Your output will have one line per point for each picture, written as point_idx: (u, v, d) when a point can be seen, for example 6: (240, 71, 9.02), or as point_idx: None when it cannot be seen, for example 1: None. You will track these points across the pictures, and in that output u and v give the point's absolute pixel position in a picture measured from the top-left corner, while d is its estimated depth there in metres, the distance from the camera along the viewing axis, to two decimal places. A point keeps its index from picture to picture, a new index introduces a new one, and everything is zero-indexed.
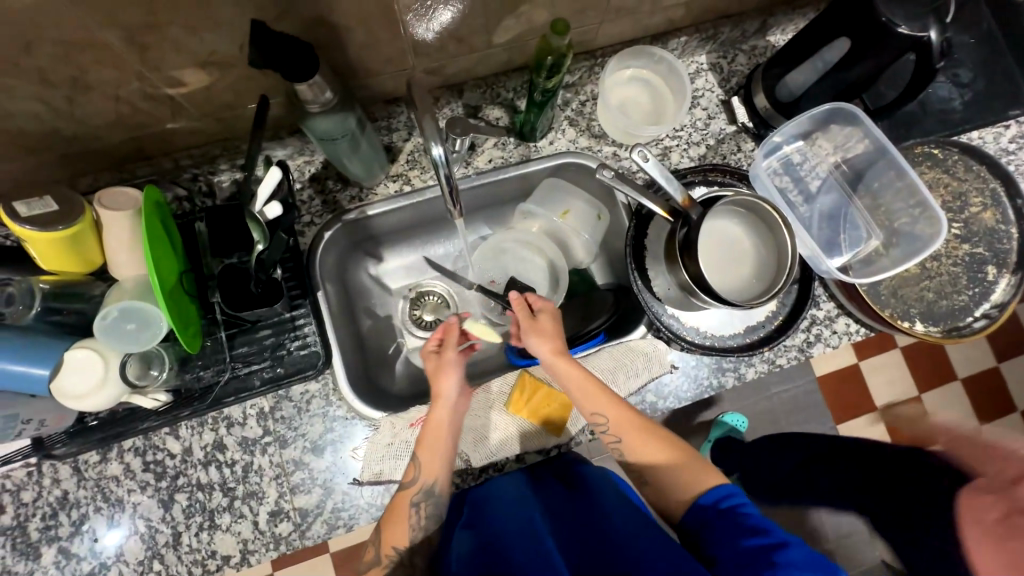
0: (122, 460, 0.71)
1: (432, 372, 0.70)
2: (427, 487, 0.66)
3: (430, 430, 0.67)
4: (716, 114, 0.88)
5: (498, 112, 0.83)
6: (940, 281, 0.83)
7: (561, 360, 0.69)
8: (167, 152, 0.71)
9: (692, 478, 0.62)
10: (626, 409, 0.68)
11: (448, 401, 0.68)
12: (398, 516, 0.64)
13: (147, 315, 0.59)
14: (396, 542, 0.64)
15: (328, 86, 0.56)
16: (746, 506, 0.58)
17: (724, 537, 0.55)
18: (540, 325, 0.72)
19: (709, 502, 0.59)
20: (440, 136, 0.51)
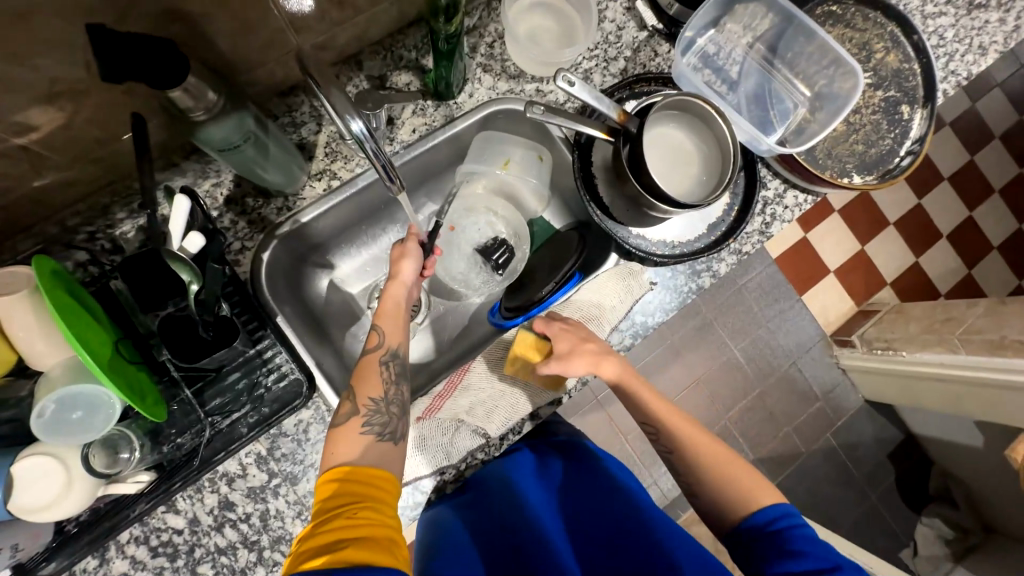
0: (126, 555, 0.65)
1: (394, 252, 0.72)
2: (396, 349, 0.67)
3: (387, 299, 0.69)
4: (625, 24, 0.85)
5: (406, 76, 0.77)
6: (865, 132, 0.87)
7: (603, 365, 0.72)
8: (50, 215, 0.61)
9: (749, 492, 0.64)
10: (672, 411, 0.72)
11: (406, 282, 0.71)
12: (368, 372, 0.64)
13: (96, 397, 0.53)
14: (370, 393, 0.63)
15: (208, 86, 0.49)
16: (801, 527, 0.60)
17: (771, 549, 0.58)
18: (566, 341, 0.73)
19: (762, 520, 0.61)
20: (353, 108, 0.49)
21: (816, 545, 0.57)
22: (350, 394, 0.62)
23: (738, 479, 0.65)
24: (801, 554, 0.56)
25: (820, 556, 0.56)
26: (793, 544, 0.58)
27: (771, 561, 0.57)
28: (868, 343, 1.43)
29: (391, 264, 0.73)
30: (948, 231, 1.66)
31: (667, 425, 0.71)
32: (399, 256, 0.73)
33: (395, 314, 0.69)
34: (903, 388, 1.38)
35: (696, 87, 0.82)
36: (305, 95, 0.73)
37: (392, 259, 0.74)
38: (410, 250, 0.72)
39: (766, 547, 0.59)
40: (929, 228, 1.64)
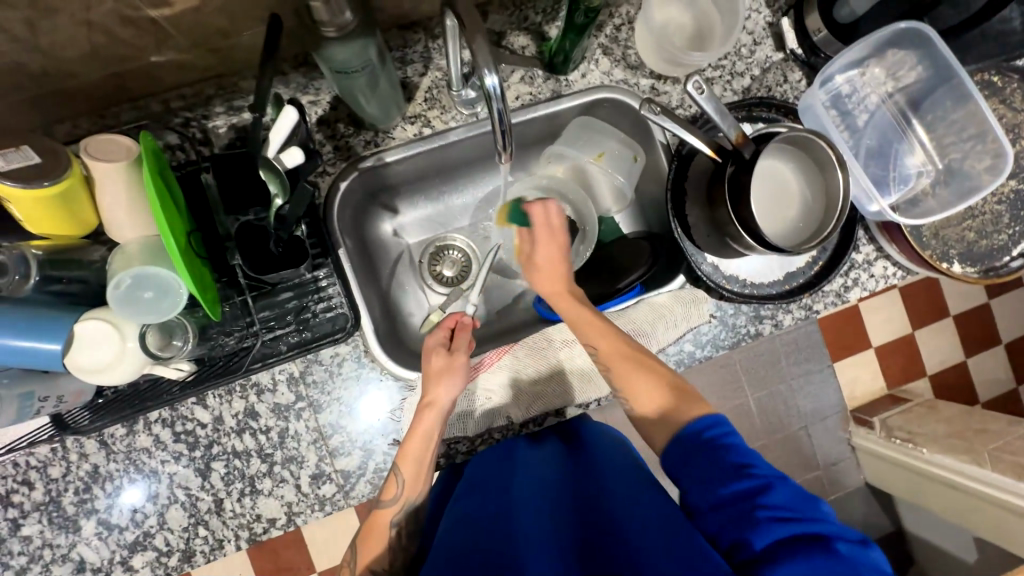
0: (151, 432, 0.68)
1: (434, 369, 0.67)
2: (410, 504, 0.64)
3: (414, 438, 0.65)
4: (762, 40, 0.80)
5: (524, 39, 0.74)
6: (983, 220, 0.81)
7: (566, 300, 0.70)
8: (156, 92, 0.61)
9: (682, 412, 0.59)
10: (615, 338, 0.66)
11: (440, 410, 0.66)
12: (376, 533, 0.63)
13: (164, 281, 0.53)
14: (371, 561, 0.62)
15: (349, 6, 0.48)
16: (731, 438, 0.55)
17: (701, 474, 0.54)
18: (541, 235, 0.74)
19: (695, 431, 0.57)
20: (492, 62, 0.47)
21: (743, 456, 0.53)
22: (352, 560, 0.63)
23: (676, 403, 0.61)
24: (732, 476, 0.52)
25: (752, 472, 0.52)
26: (722, 463, 0.53)
27: (705, 489, 0.53)
28: (888, 429, 1.35)
29: (427, 382, 0.67)
30: (1011, 339, 1.56)
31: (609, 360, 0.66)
32: (442, 371, 0.68)
33: (420, 456, 0.64)
34: (913, 483, 1.32)
35: (821, 126, 0.76)
36: (424, 34, 0.71)
37: (429, 374, 0.68)
38: (455, 367, 0.68)
39: (698, 468, 0.54)
40: (994, 331, 1.55)
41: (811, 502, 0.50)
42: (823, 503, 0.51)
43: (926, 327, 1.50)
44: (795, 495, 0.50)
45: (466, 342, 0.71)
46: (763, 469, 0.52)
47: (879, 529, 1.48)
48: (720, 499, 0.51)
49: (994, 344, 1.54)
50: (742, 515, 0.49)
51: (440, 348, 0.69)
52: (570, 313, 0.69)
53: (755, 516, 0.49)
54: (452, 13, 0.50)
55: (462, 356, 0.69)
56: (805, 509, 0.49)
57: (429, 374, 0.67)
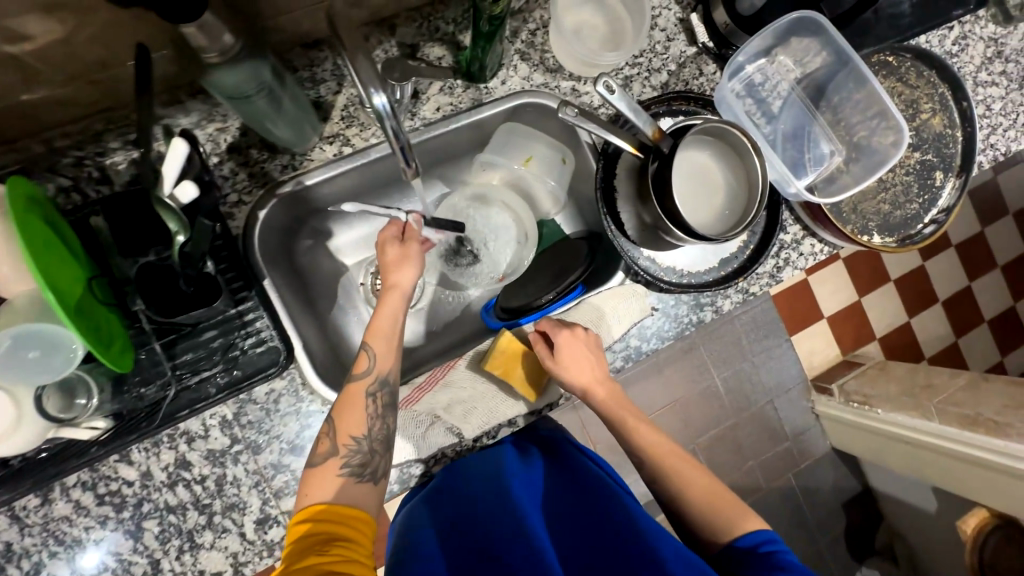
0: (70, 498, 0.63)
1: (392, 258, 0.68)
2: (385, 377, 0.64)
3: (384, 320, 0.66)
4: (675, 36, 0.82)
5: (439, 50, 0.72)
6: (894, 192, 0.85)
7: (596, 388, 0.72)
8: (35, 133, 0.57)
9: (738, 520, 0.62)
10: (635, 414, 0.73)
11: (404, 292, 0.68)
12: (354, 402, 0.61)
13: (52, 338, 0.49)
14: (352, 430, 0.60)
15: (226, 28, 0.45)
16: (783, 553, 0.56)
17: (748, 568, 0.56)
18: (567, 362, 0.70)
19: (748, 544, 0.58)
20: (378, 80, 0.45)
21: (783, 561, 0.54)
22: (331, 432, 0.60)
23: (719, 503, 0.64)
24: (775, 566, 0.54)
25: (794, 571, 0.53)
26: (768, 558, 0.55)
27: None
28: (845, 394, 1.40)
29: (388, 270, 0.68)
30: (944, 297, 1.66)
31: (626, 428, 0.72)
32: (399, 260, 0.68)
33: (391, 337, 0.65)
34: (869, 442, 1.39)
35: (736, 116, 0.78)
36: (330, 51, 0.69)
37: (385, 263, 0.69)
38: (410, 255, 0.69)
39: (743, 568, 0.56)
40: (929, 291, 1.64)
41: None
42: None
43: (869, 293, 1.58)
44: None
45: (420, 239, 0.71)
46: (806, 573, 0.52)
47: (847, 490, 1.54)
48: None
49: (930, 303, 1.64)
50: None
51: (395, 239, 0.69)
52: (599, 392, 0.72)
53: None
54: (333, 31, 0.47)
55: (415, 245, 0.70)
56: None
57: (387, 263, 0.68)
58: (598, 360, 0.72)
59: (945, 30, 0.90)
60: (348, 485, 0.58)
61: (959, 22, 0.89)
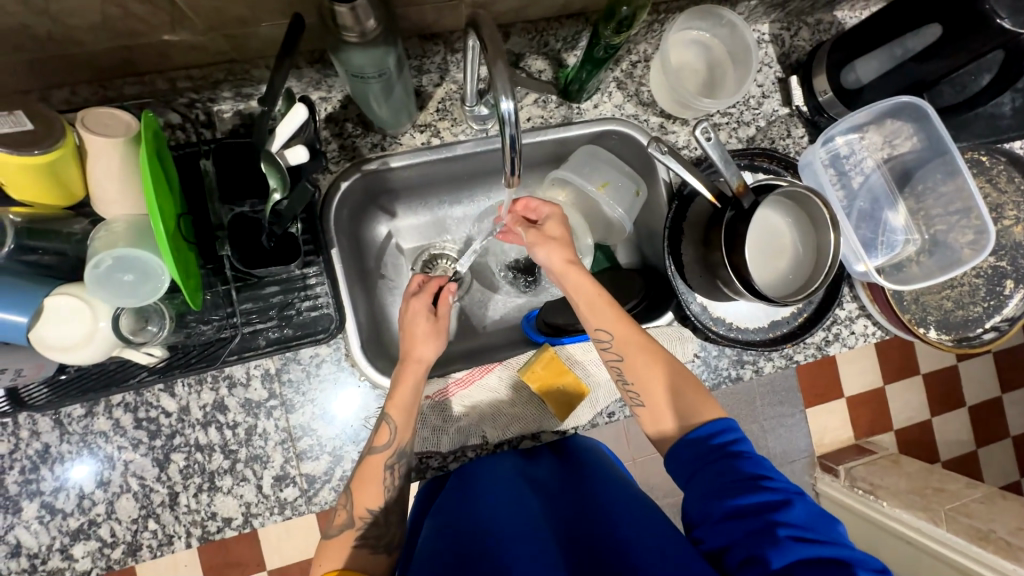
0: (111, 416, 0.65)
1: (419, 332, 0.68)
2: (403, 449, 0.64)
3: (404, 388, 0.66)
4: (770, 93, 0.83)
5: (542, 63, 0.75)
6: (960, 291, 0.84)
7: (569, 270, 0.69)
8: (162, 70, 0.60)
9: (695, 410, 0.62)
10: (631, 328, 0.67)
11: (423, 363, 0.68)
12: (369, 477, 0.63)
13: (148, 266, 0.51)
14: (368, 503, 0.62)
15: (373, 13, 0.48)
16: (741, 445, 0.58)
17: (712, 486, 0.56)
18: (548, 234, 0.72)
19: (704, 434, 0.60)
20: (510, 88, 0.46)
21: (757, 468, 0.56)
22: (348, 503, 0.62)
23: (673, 370, 0.65)
24: (745, 489, 0.54)
25: (774, 488, 0.54)
26: (735, 473, 0.55)
27: (719, 500, 0.54)
28: (852, 479, 1.37)
29: (407, 342, 0.68)
30: (975, 403, 1.61)
31: (628, 361, 0.66)
32: (422, 334, 0.68)
33: (409, 404, 0.65)
34: (872, 535, 1.33)
35: (817, 183, 0.78)
36: (444, 46, 0.70)
37: (410, 335, 0.69)
38: (439, 331, 0.69)
39: (705, 478, 0.57)
40: (961, 393, 1.60)
41: (829, 523, 0.52)
42: (840, 527, 0.53)
43: (898, 382, 1.53)
44: (815, 512, 0.53)
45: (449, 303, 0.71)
46: (781, 484, 0.54)
47: None
48: (733, 510, 0.53)
49: (960, 406, 1.59)
50: (766, 531, 0.50)
51: (426, 312, 0.70)
52: (585, 288, 0.69)
53: (773, 532, 0.50)
54: (474, 33, 0.49)
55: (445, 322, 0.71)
56: (821, 528, 0.51)
57: (414, 337, 0.68)
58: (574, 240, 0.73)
59: None
60: (361, 556, 0.59)
61: None
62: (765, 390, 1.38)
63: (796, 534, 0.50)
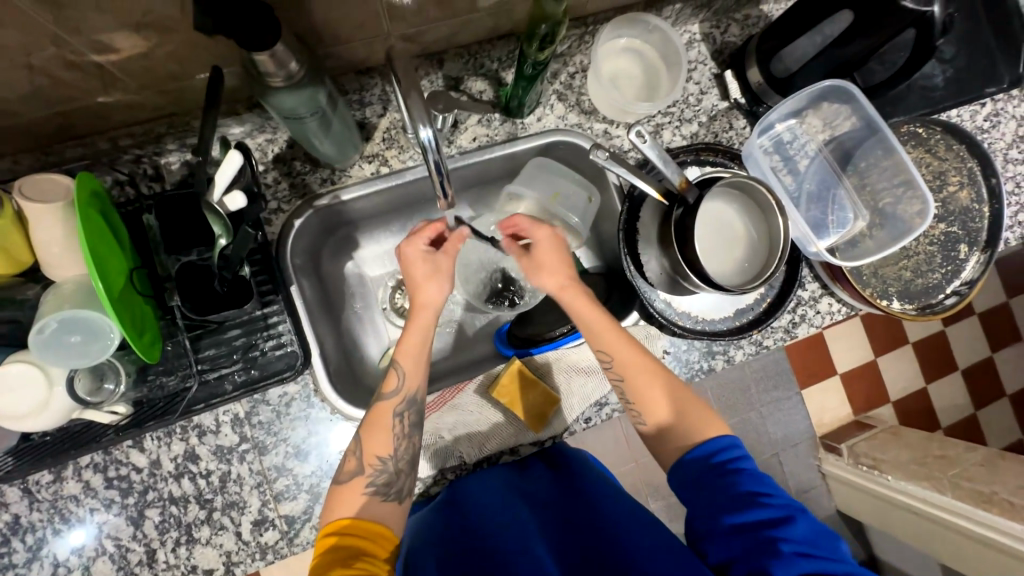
0: (81, 478, 0.65)
1: (421, 274, 0.66)
2: (411, 397, 0.63)
3: (413, 334, 0.65)
4: (708, 89, 0.85)
5: (480, 85, 0.76)
6: (916, 260, 0.85)
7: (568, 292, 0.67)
8: (103, 130, 0.62)
9: (698, 425, 0.62)
10: (635, 349, 0.65)
11: (430, 307, 0.66)
12: (381, 423, 0.62)
13: (96, 325, 0.52)
14: (377, 450, 0.61)
15: (294, 56, 0.49)
16: (746, 463, 0.58)
17: (715, 502, 0.55)
18: (541, 260, 0.68)
19: (703, 453, 0.59)
20: (427, 116, 0.48)
21: (758, 483, 0.55)
22: (357, 450, 0.61)
23: (676, 388, 0.65)
24: (748, 505, 0.54)
25: (775, 503, 0.54)
26: (737, 491, 0.55)
27: (723, 516, 0.54)
28: (854, 457, 1.36)
29: (413, 285, 0.66)
30: (966, 366, 1.61)
31: (632, 379, 0.65)
32: (429, 274, 0.66)
33: (416, 353, 0.64)
34: (878, 510, 1.32)
35: (761, 172, 0.81)
36: (380, 79, 0.72)
37: (413, 277, 0.67)
38: (441, 272, 0.66)
39: (709, 495, 0.56)
40: (951, 358, 1.60)
41: (831, 538, 0.53)
42: (842, 543, 0.53)
43: (886, 354, 1.53)
44: (817, 529, 0.52)
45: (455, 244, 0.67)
46: (782, 500, 0.54)
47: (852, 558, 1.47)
48: (735, 526, 0.53)
49: (951, 371, 1.60)
50: (767, 547, 0.51)
51: (423, 253, 0.66)
52: (584, 312, 0.66)
53: (775, 548, 0.50)
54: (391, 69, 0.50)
55: (446, 258, 0.67)
56: (821, 542, 0.51)
57: (414, 279, 0.66)
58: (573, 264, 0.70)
59: (976, 106, 0.91)
60: (372, 503, 0.59)
61: (991, 100, 0.91)
62: (755, 377, 1.38)
63: (797, 550, 0.50)
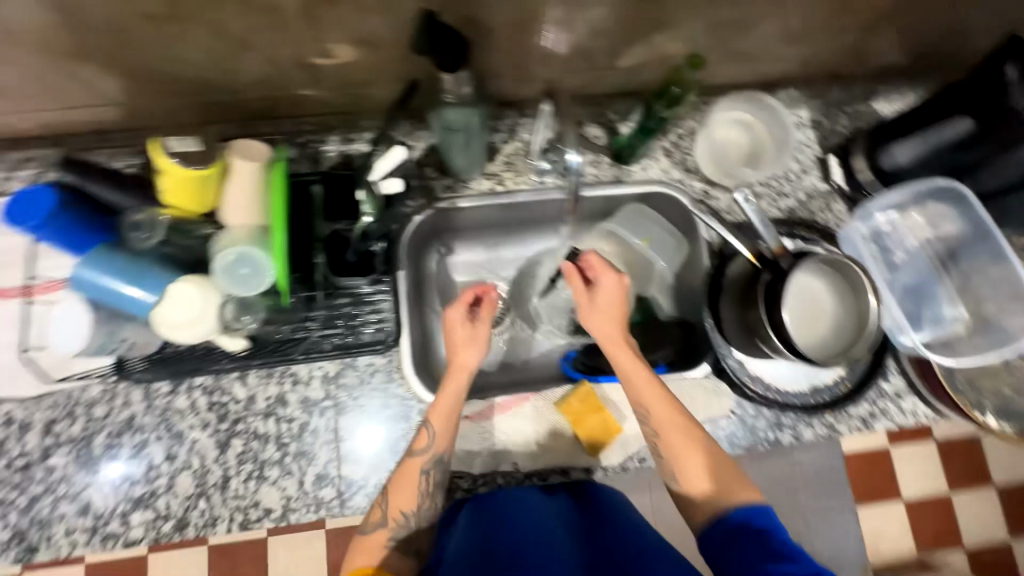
0: (190, 396, 0.74)
1: (459, 340, 0.69)
2: (439, 456, 0.65)
3: (445, 398, 0.67)
4: (809, 170, 0.89)
5: (598, 130, 0.85)
6: (1018, 379, 0.81)
7: (612, 340, 0.69)
8: (291, 116, 0.75)
9: (731, 491, 0.59)
10: (671, 404, 0.64)
11: (468, 370, 0.69)
12: (408, 479, 0.64)
13: (260, 263, 0.63)
14: (403, 505, 0.63)
15: (469, 83, 0.59)
16: (780, 531, 0.54)
17: (734, 561, 0.53)
18: (599, 303, 0.70)
19: (735, 519, 0.56)
20: (578, 144, 0.59)
21: (781, 541, 0.53)
22: (383, 503, 0.63)
23: (710, 451, 0.62)
24: (767, 560, 0.51)
25: (800, 561, 0.51)
26: (754, 547, 0.53)
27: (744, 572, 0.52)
28: None
29: (453, 350, 0.70)
30: None
31: (664, 435, 0.63)
32: (467, 339, 0.70)
33: (446, 413, 0.66)
34: None
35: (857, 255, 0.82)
36: (517, 111, 0.84)
37: (453, 342, 0.71)
38: (478, 338, 0.69)
39: (729, 555, 0.54)
40: None
41: None
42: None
43: None
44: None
45: (491, 308, 0.71)
46: (807, 559, 0.51)
47: None
48: None
49: None
50: None
51: (463, 320, 0.71)
52: (625, 361, 0.67)
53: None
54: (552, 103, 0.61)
55: (485, 327, 0.71)
56: None
57: (455, 343, 0.70)
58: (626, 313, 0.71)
59: None
60: (391, 557, 0.60)
61: None
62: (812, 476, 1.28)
63: None
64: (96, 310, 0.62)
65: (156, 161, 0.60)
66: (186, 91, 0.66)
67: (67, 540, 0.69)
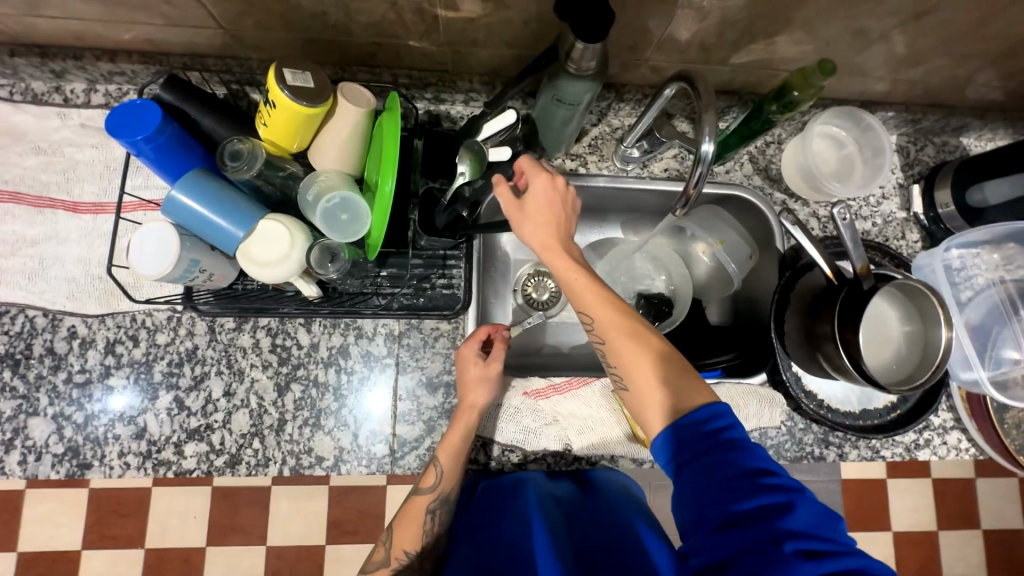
0: (254, 335, 0.73)
1: (470, 376, 0.69)
2: (446, 495, 0.66)
3: (456, 431, 0.67)
4: (890, 196, 0.88)
5: (685, 125, 0.84)
6: None
7: (549, 247, 0.62)
8: (391, 66, 0.73)
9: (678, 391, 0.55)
10: (616, 308, 0.59)
11: (476, 407, 0.69)
12: (414, 516, 0.65)
13: (360, 209, 0.61)
14: (407, 546, 0.65)
15: (597, 57, 0.58)
16: (735, 431, 0.53)
17: (710, 490, 0.51)
18: (531, 207, 0.62)
19: (695, 422, 0.53)
20: (713, 132, 0.58)
21: (760, 466, 0.51)
22: (388, 542, 0.65)
23: (657, 353, 0.57)
24: (747, 491, 0.50)
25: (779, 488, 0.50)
26: (732, 473, 0.50)
27: (716, 507, 0.50)
28: None
29: (462, 389, 0.70)
30: None
31: (614, 341, 0.58)
32: (477, 377, 0.69)
33: (451, 445, 0.67)
34: None
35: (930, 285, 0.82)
36: (614, 95, 0.79)
37: (464, 373, 0.70)
38: (490, 376, 0.69)
39: (700, 482, 0.51)
40: None
41: (832, 523, 0.50)
42: (840, 524, 0.52)
43: None
44: (817, 511, 0.50)
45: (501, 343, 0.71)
46: (784, 482, 0.51)
47: None
48: (732, 516, 0.49)
49: None
50: (772, 543, 0.47)
51: (476, 359, 0.70)
52: (560, 267, 0.61)
53: (778, 545, 0.47)
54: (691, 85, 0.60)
55: (497, 364, 0.69)
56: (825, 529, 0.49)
57: (468, 380, 0.69)
58: (565, 217, 0.64)
59: None
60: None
61: None
62: None
63: (801, 541, 0.47)
64: (180, 236, 0.60)
65: (268, 90, 0.58)
66: (298, 25, 0.64)
67: (120, 461, 0.69)
